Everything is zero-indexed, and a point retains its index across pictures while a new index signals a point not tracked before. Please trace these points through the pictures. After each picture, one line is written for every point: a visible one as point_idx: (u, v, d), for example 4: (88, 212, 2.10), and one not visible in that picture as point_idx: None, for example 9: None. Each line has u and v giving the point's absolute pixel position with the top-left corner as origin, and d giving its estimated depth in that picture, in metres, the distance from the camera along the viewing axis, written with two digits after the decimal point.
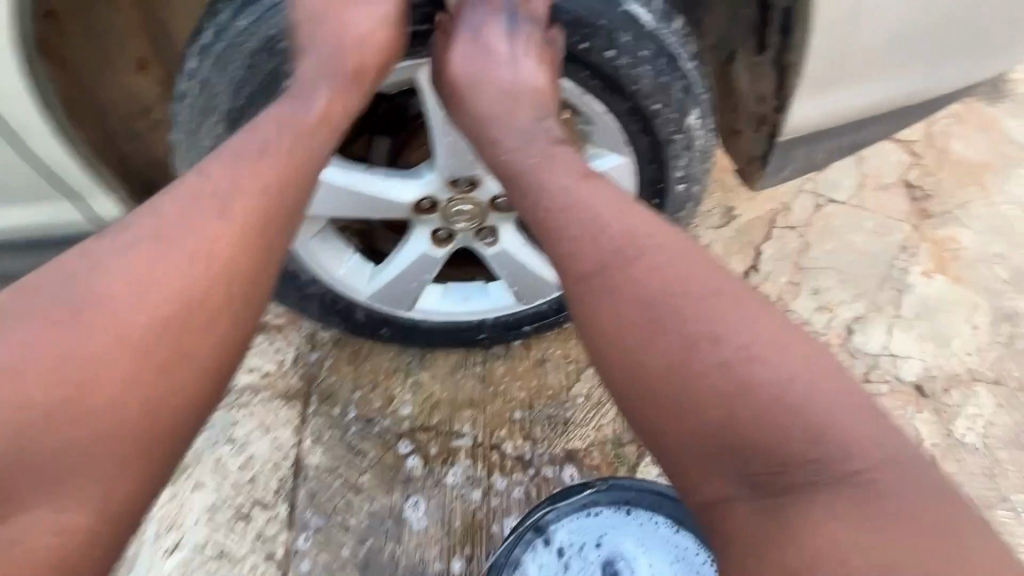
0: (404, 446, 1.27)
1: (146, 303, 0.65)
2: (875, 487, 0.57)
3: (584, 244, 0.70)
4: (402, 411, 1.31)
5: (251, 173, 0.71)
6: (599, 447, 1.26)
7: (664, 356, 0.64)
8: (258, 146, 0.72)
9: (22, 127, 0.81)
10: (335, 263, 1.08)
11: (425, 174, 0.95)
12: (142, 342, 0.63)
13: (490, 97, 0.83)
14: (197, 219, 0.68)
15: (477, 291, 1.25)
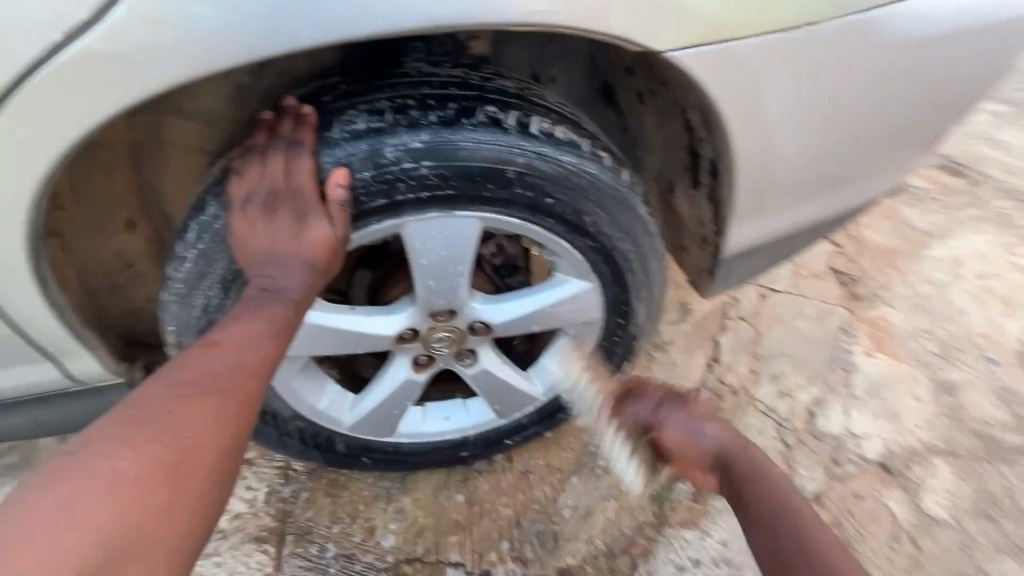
0: None
1: (165, 438, 0.62)
2: None
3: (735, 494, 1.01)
4: (385, 543, 1.26)
5: (256, 337, 0.75)
6: (592, 561, 1.24)
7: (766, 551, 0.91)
8: (255, 314, 0.77)
9: (8, 299, 0.82)
10: (315, 397, 1.08)
11: (405, 309, 1.00)
12: (124, 481, 0.57)
13: (469, 245, 0.89)
14: (196, 380, 0.68)
15: (457, 408, 1.26)
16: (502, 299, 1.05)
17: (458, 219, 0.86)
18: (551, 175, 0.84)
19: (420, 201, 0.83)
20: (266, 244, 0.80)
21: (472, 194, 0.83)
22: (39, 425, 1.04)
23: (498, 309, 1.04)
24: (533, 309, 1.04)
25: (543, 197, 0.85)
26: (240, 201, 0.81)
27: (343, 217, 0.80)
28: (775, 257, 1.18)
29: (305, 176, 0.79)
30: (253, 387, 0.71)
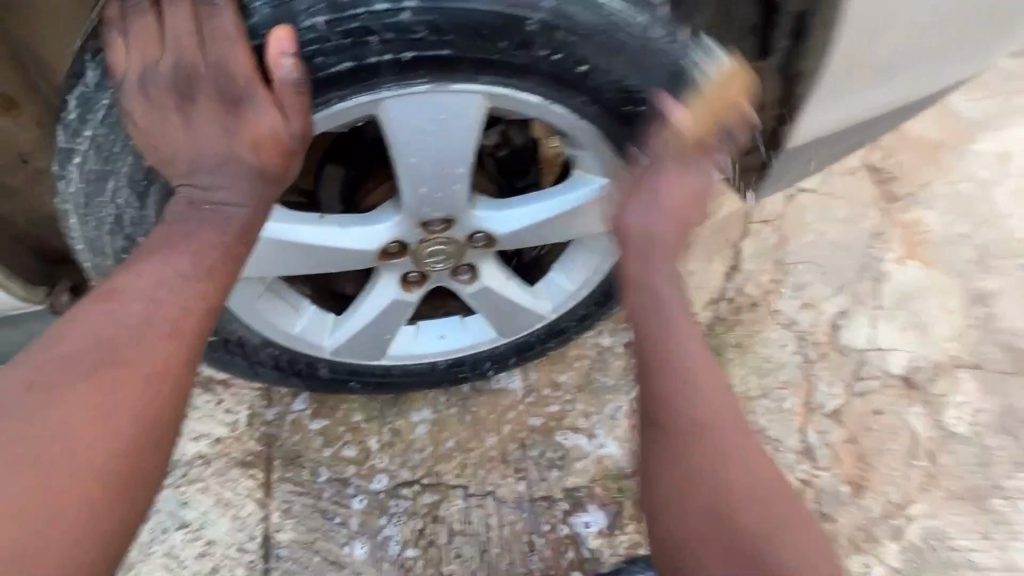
0: (357, 500, 1.14)
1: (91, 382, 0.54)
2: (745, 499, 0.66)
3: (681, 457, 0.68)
4: (375, 485, 1.16)
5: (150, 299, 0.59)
6: (601, 480, 1.17)
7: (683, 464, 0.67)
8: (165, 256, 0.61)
9: None
10: (287, 320, 0.92)
11: (388, 218, 0.80)
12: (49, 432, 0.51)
13: (470, 130, 0.69)
14: (94, 345, 0.56)
15: (453, 327, 1.12)
16: (510, 202, 0.85)
17: (454, 94, 0.65)
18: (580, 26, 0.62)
19: (400, 64, 0.62)
20: (194, 148, 0.62)
21: (480, 54, 0.62)
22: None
23: (506, 216, 0.84)
24: (546, 212, 0.84)
25: (576, 62, 0.65)
26: (137, 82, 0.60)
27: (297, 105, 0.61)
28: (839, 153, 0.97)
29: (234, 47, 0.58)
30: (151, 364, 0.56)
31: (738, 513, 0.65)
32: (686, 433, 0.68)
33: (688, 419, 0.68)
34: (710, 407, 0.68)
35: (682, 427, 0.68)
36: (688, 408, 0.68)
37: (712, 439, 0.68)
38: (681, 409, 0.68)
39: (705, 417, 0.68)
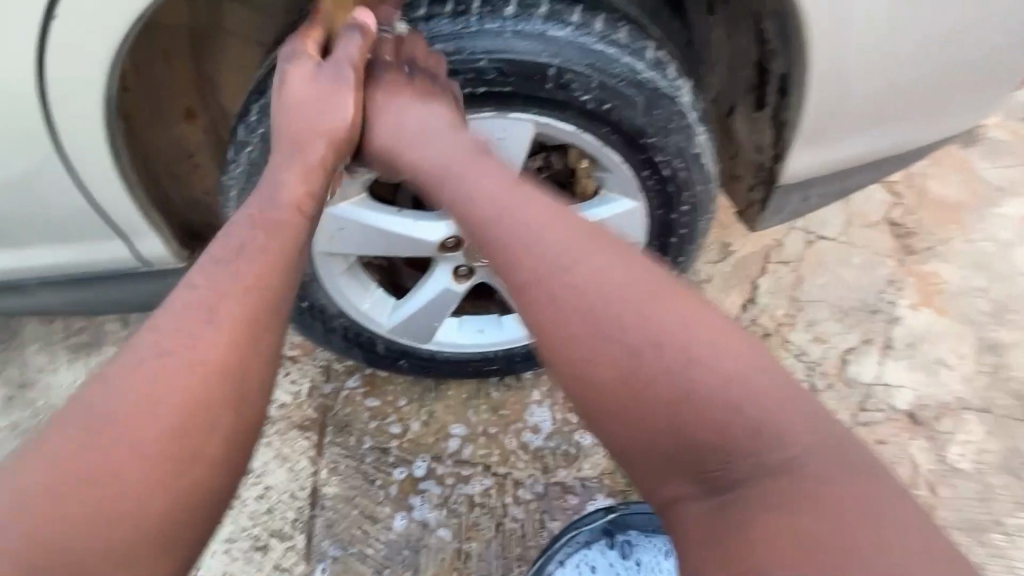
0: (398, 471, 1.29)
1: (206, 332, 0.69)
2: (724, 419, 0.59)
3: (595, 347, 0.64)
4: (418, 473, 1.29)
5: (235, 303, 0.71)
6: (611, 472, 1.29)
7: (609, 358, 0.63)
8: (240, 266, 0.72)
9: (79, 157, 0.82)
10: (359, 297, 1.12)
11: (451, 216, 1.02)
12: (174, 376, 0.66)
13: (521, 148, 0.91)
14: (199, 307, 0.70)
15: (492, 324, 1.30)
16: None
17: (512, 120, 0.87)
18: (619, 78, 0.84)
19: (474, 96, 0.86)
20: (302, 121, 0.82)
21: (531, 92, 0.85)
22: (92, 305, 1.08)
23: None
24: None
25: (604, 103, 0.85)
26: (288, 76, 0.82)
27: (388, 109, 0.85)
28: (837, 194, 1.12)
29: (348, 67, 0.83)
30: (230, 339, 0.69)
31: (660, 392, 0.61)
32: (548, 253, 0.69)
33: (561, 249, 0.69)
34: (581, 266, 0.67)
35: (545, 266, 0.68)
36: (548, 244, 0.69)
37: (591, 257, 0.68)
38: (533, 224, 0.71)
39: (547, 225, 0.71)
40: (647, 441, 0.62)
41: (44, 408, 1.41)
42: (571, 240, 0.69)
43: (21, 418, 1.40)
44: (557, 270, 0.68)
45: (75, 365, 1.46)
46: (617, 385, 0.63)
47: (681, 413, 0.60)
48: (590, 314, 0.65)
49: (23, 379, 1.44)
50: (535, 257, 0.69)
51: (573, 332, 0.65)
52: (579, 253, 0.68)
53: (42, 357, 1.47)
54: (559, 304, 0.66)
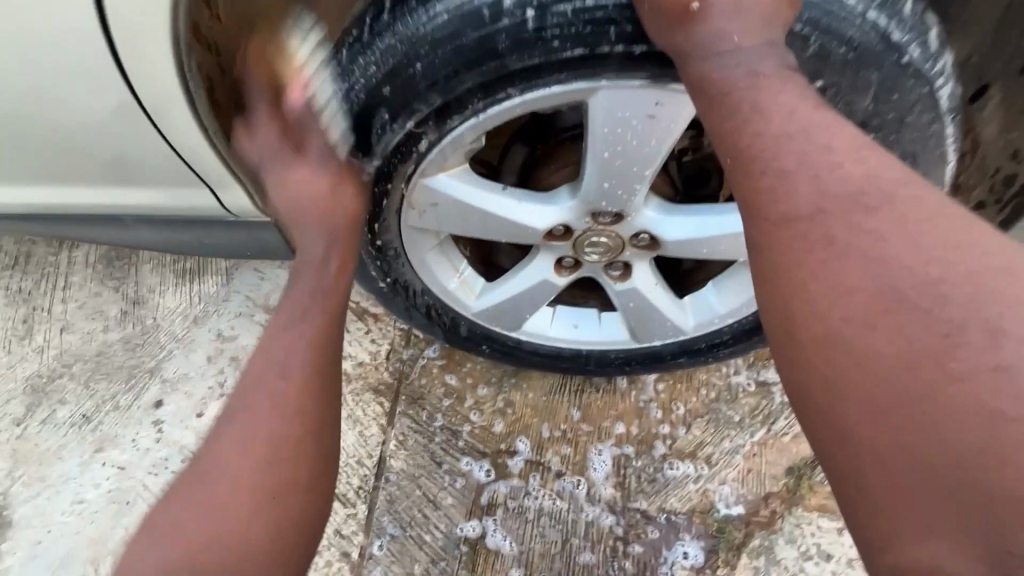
0: (466, 462, 1.21)
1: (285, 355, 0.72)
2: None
3: (858, 341, 0.51)
4: (482, 477, 1.19)
5: (305, 334, 0.73)
6: (701, 511, 1.11)
7: (873, 357, 0.50)
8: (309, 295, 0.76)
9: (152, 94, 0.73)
10: (446, 277, 0.99)
11: (564, 201, 0.83)
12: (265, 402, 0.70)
13: (673, 127, 0.71)
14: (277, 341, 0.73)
15: (588, 320, 1.12)
16: (684, 210, 0.86)
17: (670, 91, 0.68)
18: (852, 47, 0.65)
19: (630, 57, 0.65)
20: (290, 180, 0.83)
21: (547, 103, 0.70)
22: (185, 248, 1.05)
23: (677, 222, 0.85)
24: (717, 231, 0.85)
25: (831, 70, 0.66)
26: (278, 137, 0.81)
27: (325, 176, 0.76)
28: None
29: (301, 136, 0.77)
30: (306, 355, 0.72)
31: (966, 417, 0.45)
32: (810, 308, 0.54)
33: (824, 295, 0.53)
34: (854, 311, 0.52)
35: (803, 337, 0.54)
36: (808, 291, 0.54)
37: (856, 294, 0.52)
38: (787, 272, 0.56)
39: (805, 261, 0.55)
40: (904, 478, 0.47)
41: (151, 328, 1.46)
42: (837, 263, 0.53)
43: (132, 334, 1.45)
44: (818, 333, 0.53)
45: (180, 291, 1.50)
46: (882, 392, 0.49)
47: (968, 432, 0.45)
48: (841, 281, 0.52)
49: (135, 297, 1.49)
50: (790, 330, 0.55)
51: (854, 423, 0.50)
52: (844, 289, 0.52)
53: (153, 278, 1.52)
54: (849, 279, 0.52)
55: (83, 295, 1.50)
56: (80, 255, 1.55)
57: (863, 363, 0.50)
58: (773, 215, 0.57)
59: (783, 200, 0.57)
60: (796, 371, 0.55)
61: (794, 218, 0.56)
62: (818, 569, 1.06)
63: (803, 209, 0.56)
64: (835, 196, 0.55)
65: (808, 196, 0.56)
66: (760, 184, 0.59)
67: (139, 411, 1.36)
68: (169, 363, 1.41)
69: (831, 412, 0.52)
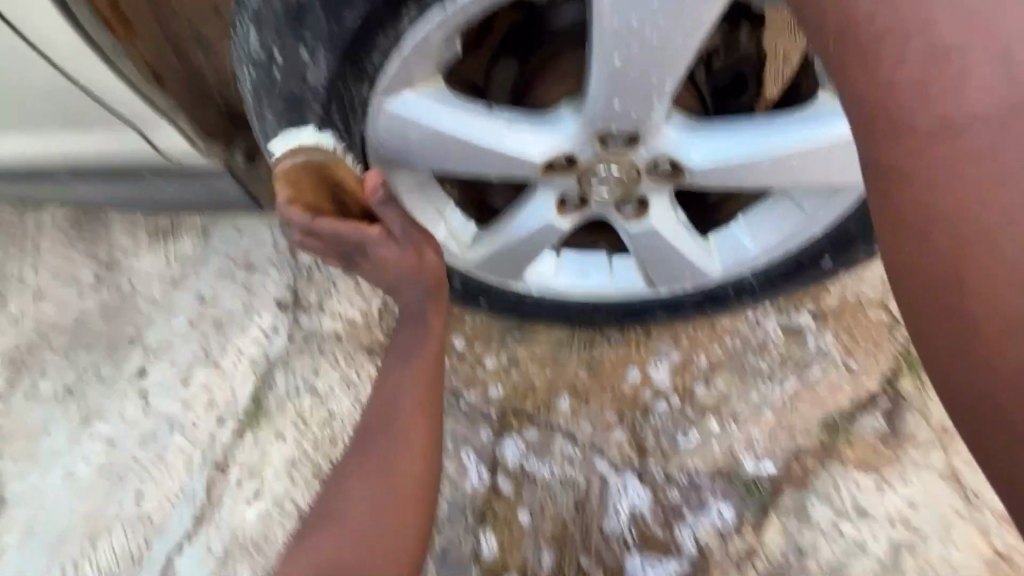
0: (467, 458, 1.09)
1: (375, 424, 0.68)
2: None
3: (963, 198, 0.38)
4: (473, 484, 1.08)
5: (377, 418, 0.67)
6: (726, 469, 1.02)
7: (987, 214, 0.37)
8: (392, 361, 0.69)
9: (17, 6, 0.57)
10: (432, 224, 0.85)
11: (564, 123, 0.68)
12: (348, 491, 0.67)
13: (701, 10, 0.54)
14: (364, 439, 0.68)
15: (599, 268, 0.99)
16: (712, 128, 0.69)
17: None
18: None
19: None
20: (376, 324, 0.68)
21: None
22: (133, 204, 0.91)
23: (703, 144, 0.69)
24: (753, 152, 0.69)
25: None
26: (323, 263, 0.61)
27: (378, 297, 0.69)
28: None
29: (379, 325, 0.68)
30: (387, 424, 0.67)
31: None
32: (965, 235, 0.38)
33: (985, 215, 0.37)
34: None
35: (966, 270, 0.38)
36: (962, 211, 0.38)
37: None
38: (929, 191, 0.38)
39: (958, 170, 0.38)
40: None
41: (128, 294, 1.35)
42: (924, 92, 0.38)
43: (108, 300, 1.35)
44: (983, 262, 0.37)
45: (155, 252, 1.37)
46: (996, 254, 0.37)
47: None
48: (946, 123, 0.38)
49: (108, 260, 1.37)
50: (935, 262, 0.39)
51: (968, 311, 0.38)
52: (984, 192, 0.37)
53: (125, 239, 1.39)
54: (944, 109, 0.38)
55: (55, 261, 1.39)
56: (46, 217, 1.42)
57: (964, 221, 0.38)
58: (910, 97, 0.39)
59: (922, 74, 0.38)
60: (932, 319, 0.39)
61: (935, 100, 0.38)
62: (854, 529, 0.98)
63: (960, 82, 0.38)
64: (1007, 58, 0.37)
65: (958, 64, 0.38)
66: (878, 54, 0.40)
67: (123, 381, 1.28)
68: (151, 329, 1.31)
69: (994, 375, 0.37)
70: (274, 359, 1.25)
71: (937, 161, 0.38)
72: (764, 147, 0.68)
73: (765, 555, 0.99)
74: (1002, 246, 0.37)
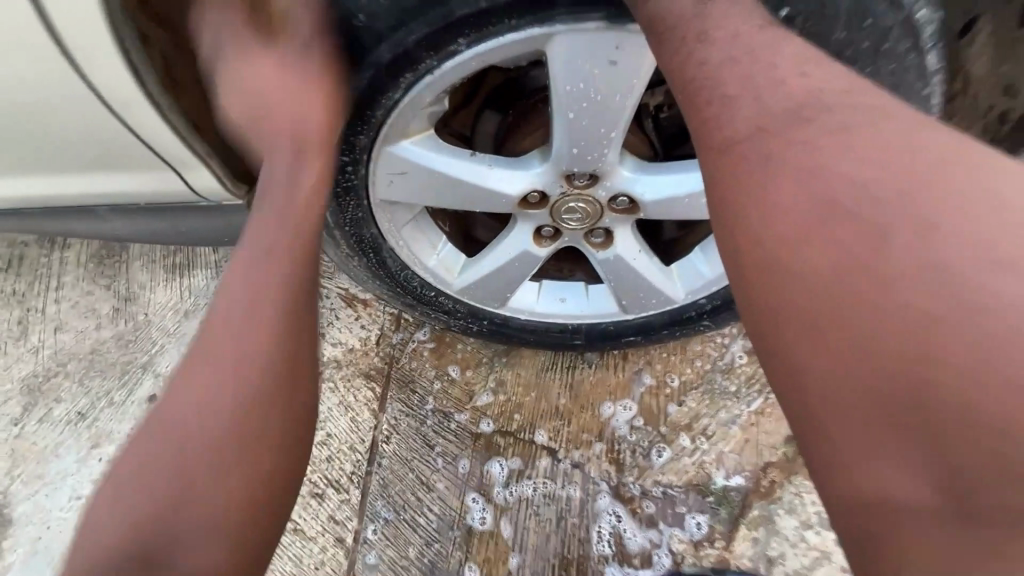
0: (472, 500, 1.14)
1: (243, 333, 0.66)
2: (901, 278, 0.51)
3: (769, 223, 0.58)
4: (476, 525, 1.12)
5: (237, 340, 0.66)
6: (698, 482, 1.09)
7: (782, 235, 0.57)
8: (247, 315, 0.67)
9: (90, 64, 0.70)
10: (426, 253, 0.97)
11: (534, 164, 0.81)
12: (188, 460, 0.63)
13: (635, 75, 0.68)
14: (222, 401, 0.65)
15: (576, 293, 1.10)
16: (659, 169, 0.82)
17: (628, 37, 0.65)
18: None
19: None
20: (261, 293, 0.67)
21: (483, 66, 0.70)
22: (161, 237, 1.03)
23: (652, 182, 0.82)
24: (692, 189, 0.82)
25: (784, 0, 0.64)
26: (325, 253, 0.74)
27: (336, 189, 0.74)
28: None
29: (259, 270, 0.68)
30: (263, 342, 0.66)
31: (853, 269, 0.53)
32: (768, 247, 0.58)
33: (779, 230, 0.57)
34: (813, 246, 0.56)
35: (766, 277, 0.58)
36: (763, 234, 0.58)
37: (810, 225, 0.56)
38: (744, 224, 0.59)
39: (761, 209, 0.59)
40: (830, 358, 0.54)
41: (142, 325, 1.45)
42: (744, 157, 0.60)
43: (123, 331, 1.45)
44: (778, 269, 0.57)
45: (170, 286, 1.48)
46: (786, 262, 0.57)
47: (861, 284, 0.53)
48: (757, 173, 0.59)
49: (126, 294, 1.48)
50: (751, 275, 0.59)
51: (775, 306, 0.57)
52: (777, 222, 0.57)
53: (143, 274, 1.50)
54: (754, 166, 0.59)
55: (76, 294, 1.50)
56: (71, 254, 1.54)
57: (768, 240, 0.58)
58: (731, 158, 0.61)
59: (737, 145, 0.60)
60: (757, 309, 0.59)
61: (745, 163, 0.60)
62: (820, 538, 1.04)
63: (760, 145, 0.60)
64: (789, 131, 0.59)
65: (756, 136, 0.60)
66: (714, 130, 0.62)
67: (134, 406, 1.36)
68: (162, 357, 1.40)
69: (796, 350, 0.56)
70: None
71: (751, 201, 0.59)
72: (702, 183, 0.81)
73: (736, 564, 1.04)
74: (788, 254, 0.57)
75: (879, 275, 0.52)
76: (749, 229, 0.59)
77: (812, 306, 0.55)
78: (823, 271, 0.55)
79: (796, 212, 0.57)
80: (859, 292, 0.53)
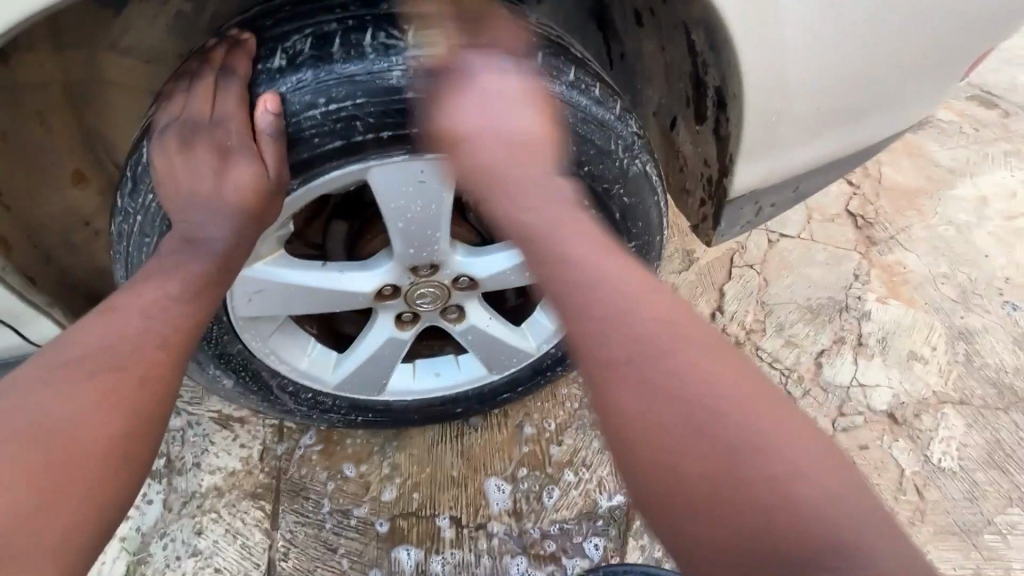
0: None
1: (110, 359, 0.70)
2: (707, 397, 0.62)
3: (598, 339, 0.66)
4: None
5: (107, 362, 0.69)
6: (586, 510, 1.22)
7: (624, 353, 0.65)
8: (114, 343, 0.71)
9: None
10: (295, 356, 1.03)
11: (379, 264, 0.94)
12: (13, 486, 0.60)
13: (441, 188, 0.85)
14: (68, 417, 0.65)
15: (447, 365, 1.21)
16: (485, 251, 0.99)
17: (427, 162, 0.82)
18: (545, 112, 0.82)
19: (382, 141, 0.78)
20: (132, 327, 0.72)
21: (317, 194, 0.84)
22: None
23: (482, 263, 0.98)
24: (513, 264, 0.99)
25: None
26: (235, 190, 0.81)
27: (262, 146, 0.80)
28: (777, 207, 1.09)
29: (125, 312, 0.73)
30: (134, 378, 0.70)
31: (675, 395, 0.62)
32: (611, 368, 0.65)
33: (611, 350, 0.65)
34: (644, 371, 0.64)
35: (624, 391, 0.64)
36: (610, 355, 0.65)
37: (633, 355, 0.65)
38: (594, 343, 0.66)
39: (602, 336, 0.66)
40: (670, 479, 0.61)
41: None
42: (585, 280, 0.69)
43: None
44: (624, 387, 0.64)
45: None
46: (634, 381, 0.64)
47: (681, 408, 0.62)
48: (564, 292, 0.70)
49: None
50: (608, 388, 0.65)
51: (625, 423, 0.63)
52: (611, 345, 0.65)
53: None
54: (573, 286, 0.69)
55: None
56: None
57: (598, 360, 0.66)
58: (571, 289, 0.69)
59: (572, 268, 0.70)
60: (616, 424, 0.64)
61: (574, 280, 0.69)
62: None
63: (588, 268, 0.70)
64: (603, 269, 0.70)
65: (586, 266, 0.70)
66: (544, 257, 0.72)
67: None
68: None
69: (647, 458, 0.62)
70: (150, 530, 1.20)
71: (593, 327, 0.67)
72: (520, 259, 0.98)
73: None
74: (616, 372, 0.65)
75: (705, 395, 0.62)
76: (597, 349, 0.66)
77: (658, 421, 0.62)
78: (655, 388, 0.63)
79: (624, 339, 0.65)
80: (686, 405, 0.62)
